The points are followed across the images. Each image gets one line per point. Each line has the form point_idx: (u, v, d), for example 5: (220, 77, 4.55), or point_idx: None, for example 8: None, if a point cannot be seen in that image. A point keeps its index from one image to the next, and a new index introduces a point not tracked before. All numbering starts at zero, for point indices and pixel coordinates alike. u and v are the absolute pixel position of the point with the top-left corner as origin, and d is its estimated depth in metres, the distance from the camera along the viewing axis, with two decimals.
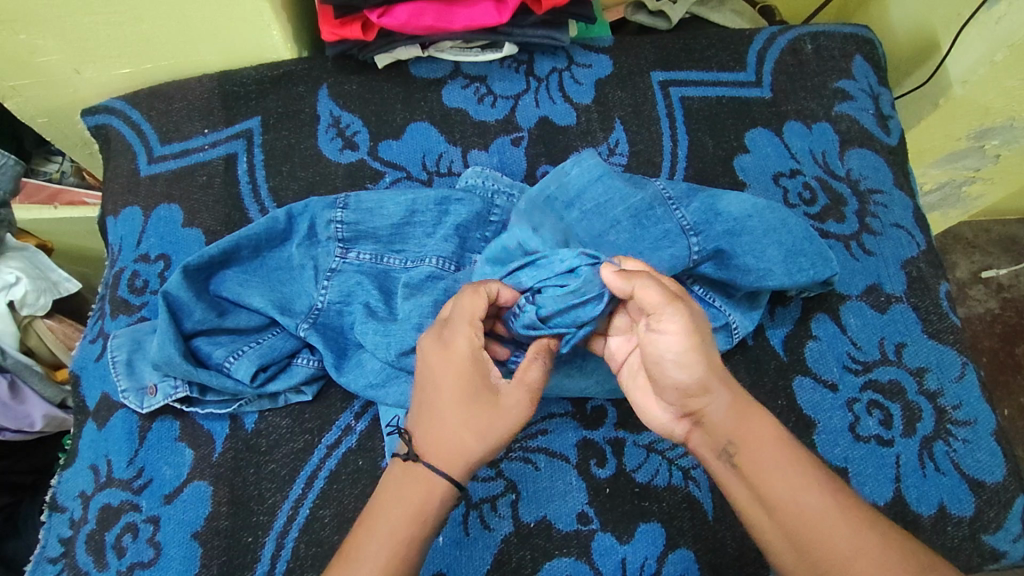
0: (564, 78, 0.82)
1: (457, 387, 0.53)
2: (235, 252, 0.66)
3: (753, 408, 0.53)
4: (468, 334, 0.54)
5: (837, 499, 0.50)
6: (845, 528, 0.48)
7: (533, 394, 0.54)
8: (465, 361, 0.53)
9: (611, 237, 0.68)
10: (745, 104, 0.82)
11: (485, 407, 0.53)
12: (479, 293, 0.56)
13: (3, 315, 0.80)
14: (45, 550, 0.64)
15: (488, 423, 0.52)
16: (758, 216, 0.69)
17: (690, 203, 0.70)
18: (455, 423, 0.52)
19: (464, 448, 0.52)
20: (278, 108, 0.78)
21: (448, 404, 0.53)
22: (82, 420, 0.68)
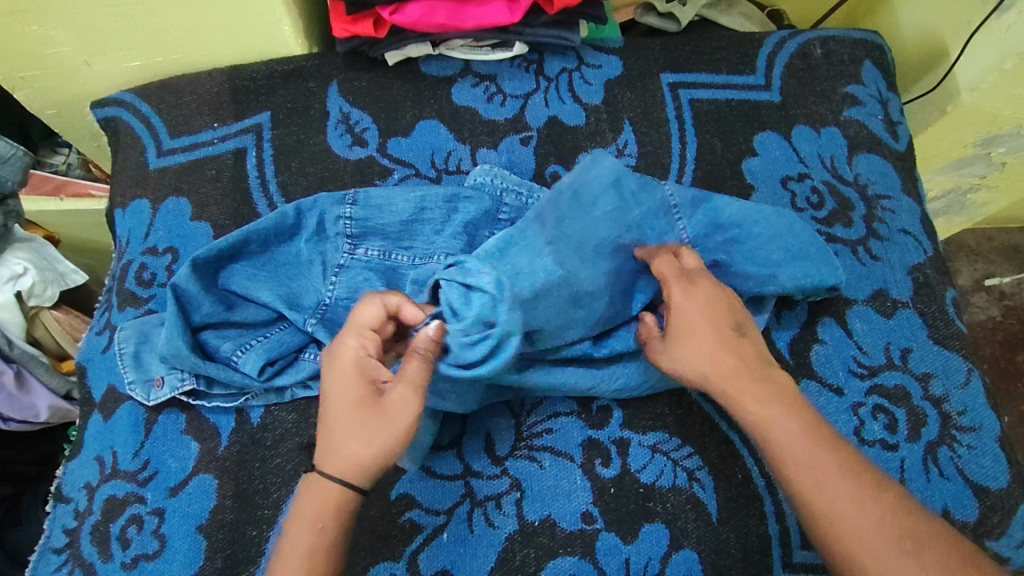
0: (574, 78, 0.82)
1: (344, 399, 0.54)
2: (244, 247, 0.66)
3: (750, 379, 0.55)
4: (355, 343, 0.56)
5: (825, 469, 0.51)
6: (830, 495, 0.50)
7: (417, 391, 0.54)
8: (352, 371, 0.55)
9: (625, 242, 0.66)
10: (754, 108, 0.83)
11: (369, 411, 0.53)
12: (378, 304, 0.57)
13: (9, 305, 0.80)
14: (49, 541, 0.64)
15: (373, 426, 0.53)
16: (764, 225, 0.70)
17: (694, 214, 0.70)
18: (344, 431, 0.53)
19: (356, 455, 0.53)
20: (288, 103, 0.78)
21: (337, 416, 0.54)
22: (88, 411, 0.68)
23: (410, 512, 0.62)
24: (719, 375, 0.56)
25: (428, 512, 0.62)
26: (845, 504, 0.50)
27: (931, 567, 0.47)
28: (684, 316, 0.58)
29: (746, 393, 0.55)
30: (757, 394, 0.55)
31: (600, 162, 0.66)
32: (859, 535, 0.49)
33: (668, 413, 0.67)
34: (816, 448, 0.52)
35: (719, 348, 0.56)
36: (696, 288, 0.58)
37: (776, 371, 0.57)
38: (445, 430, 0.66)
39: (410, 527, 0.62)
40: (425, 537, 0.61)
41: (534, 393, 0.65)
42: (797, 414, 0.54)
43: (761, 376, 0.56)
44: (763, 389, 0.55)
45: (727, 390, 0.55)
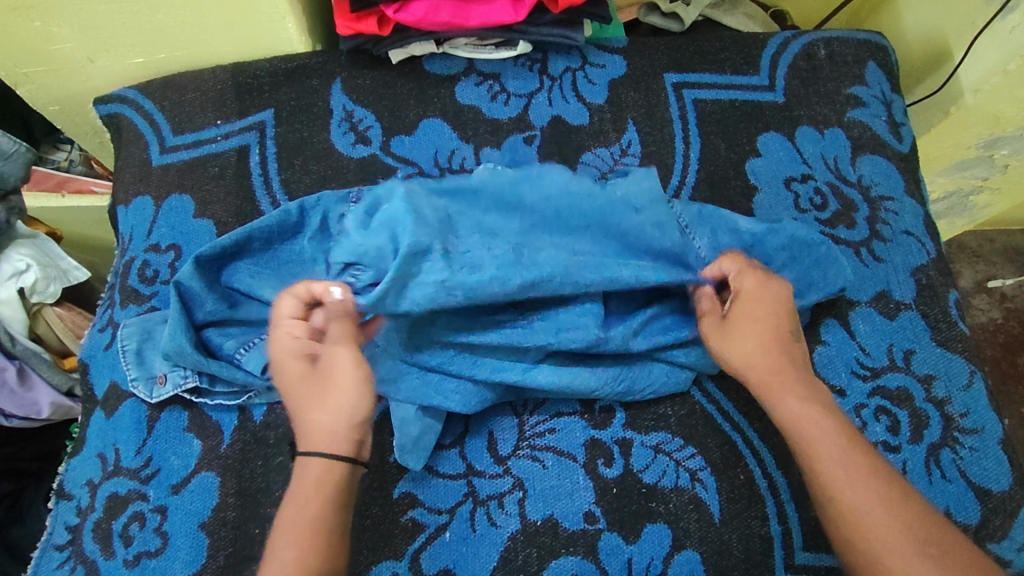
0: (578, 78, 0.82)
1: (292, 380, 0.57)
2: (247, 244, 0.66)
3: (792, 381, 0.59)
4: (281, 332, 0.59)
5: (855, 468, 0.54)
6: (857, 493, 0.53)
7: (352, 344, 0.59)
8: (284, 357, 0.58)
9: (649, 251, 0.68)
10: (758, 108, 0.82)
11: (317, 381, 0.57)
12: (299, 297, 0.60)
13: (11, 302, 0.80)
14: (51, 538, 0.64)
15: (324, 392, 0.56)
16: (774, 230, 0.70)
17: (702, 224, 0.71)
18: (305, 406, 0.56)
19: (325, 425, 0.55)
20: (291, 101, 0.78)
21: (294, 396, 0.57)
22: (90, 408, 0.68)
23: (412, 511, 0.62)
24: (762, 371, 0.60)
25: (430, 511, 0.62)
26: (872, 503, 0.52)
27: (952, 568, 0.49)
28: (750, 303, 0.63)
29: (789, 389, 0.59)
30: (800, 392, 0.58)
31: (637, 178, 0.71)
32: (882, 533, 0.51)
33: (670, 414, 0.67)
34: (850, 447, 0.55)
35: (766, 345, 0.61)
36: (767, 284, 0.64)
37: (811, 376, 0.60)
38: (448, 429, 0.66)
39: (413, 526, 0.62)
40: (428, 536, 0.61)
41: (536, 393, 0.65)
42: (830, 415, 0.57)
43: (804, 379, 0.60)
44: (801, 388, 0.59)
45: (769, 383, 0.59)
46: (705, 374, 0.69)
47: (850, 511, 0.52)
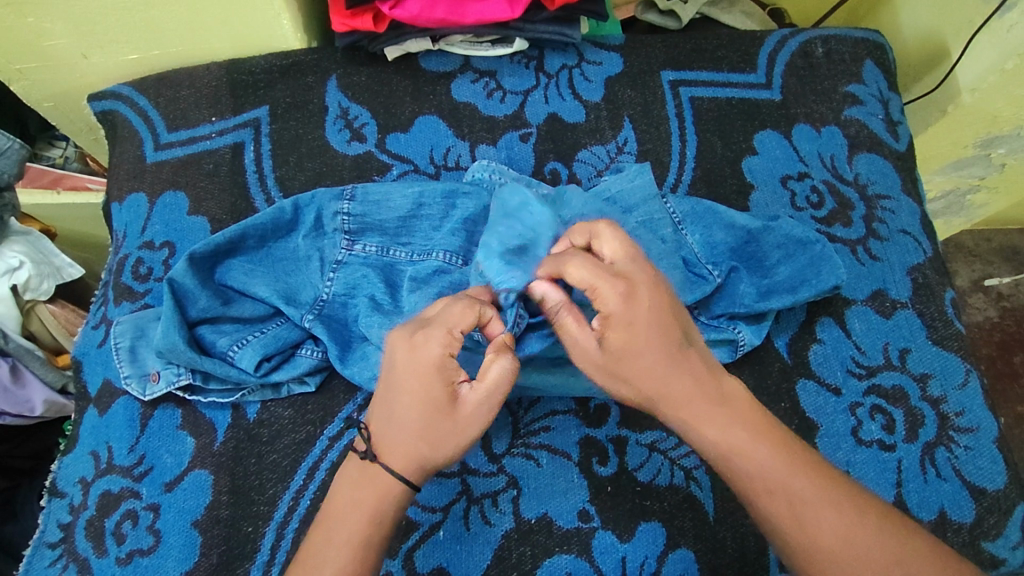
0: (574, 75, 0.82)
1: (419, 396, 0.50)
2: (241, 242, 0.66)
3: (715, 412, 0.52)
4: (438, 345, 0.51)
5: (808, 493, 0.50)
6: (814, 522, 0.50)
7: (494, 407, 0.51)
8: (432, 370, 0.50)
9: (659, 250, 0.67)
10: (755, 106, 0.82)
11: (443, 420, 0.50)
12: (470, 309, 0.52)
13: (4, 299, 0.79)
14: (44, 536, 0.63)
15: (446, 434, 0.50)
16: (767, 230, 0.71)
17: (696, 222, 0.71)
18: (414, 433, 0.51)
19: (413, 454, 0.51)
20: (286, 98, 0.78)
21: (407, 412, 0.51)
22: (83, 406, 0.68)
23: (406, 510, 0.62)
24: (673, 404, 0.52)
25: (424, 510, 0.62)
26: (827, 532, 0.49)
27: None
28: (631, 332, 0.52)
29: (710, 420, 0.52)
30: (720, 419, 0.52)
31: (633, 176, 0.71)
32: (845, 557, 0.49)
33: None
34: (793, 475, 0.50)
35: (659, 376, 0.52)
36: (637, 301, 0.52)
37: (733, 396, 0.53)
38: None
39: (406, 524, 0.61)
40: (422, 534, 0.61)
41: (531, 391, 0.65)
42: (768, 440, 0.52)
43: (721, 404, 0.52)
44: (725, 413, 0.52)
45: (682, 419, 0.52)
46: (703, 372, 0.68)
47: (807, 546, 0.49)
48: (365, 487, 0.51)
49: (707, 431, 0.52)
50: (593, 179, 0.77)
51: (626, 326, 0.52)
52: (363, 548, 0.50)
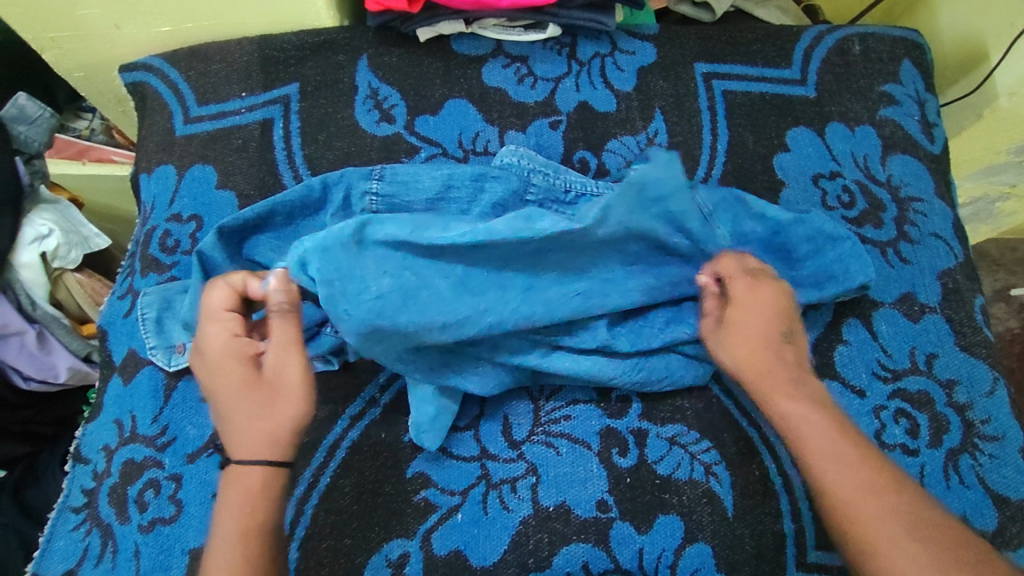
0: (606, 63, 0.80)
1: (231, 383, 0.55)
2: (270, 218, 0.66)
3: (781, 370, 0.57)
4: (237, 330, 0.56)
5: (853, 455, 0.53)
6: (852, 487, 0.52)
7: (294, 347, 0.55)
8: (223, 356, 0.56)
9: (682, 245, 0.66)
10: (789, 102, 0.81)
11: (260, 388, 0.54)
12: (226, 287, 0.58)
13: (32, 265, 0.75)
14: (67, 500, 0.64)
15: (268, 396, 0.54)
16: (799, 226, 0.70)
17: (725, 215, 0.71)
18: (243, 413, 0.54)
19: (260, 431, 0.54)
20: (317, 76, 0.77)
21: (229, 404, 0.54)
22: (108, 374, 0.68)
23: (425, 491, 0.62)
24: (752, 359, 0.58)
25: (442, 492, 0.62)
26: (867, 495, 0.51)
27: (941, 555, 0.49)
28: (738, 312, 0.60)
29: (774, 372, 0.57)
30: (786, 378, 0.57)
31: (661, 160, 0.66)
32: (871, 522, 0.50)
33: (687, 407, 0.67)
34: (841, 437, 0.54)
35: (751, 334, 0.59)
36: (760, 288, 0.61)
37: (811, 376, 0.58)
38: (463, 412, 0.65)
39: (424, 506, 0.62)
40: (440, 516, 0.61)
41: (553, 379, 0.65)
42: (824, 412, 0.55)
43: (797, 375, 0.58)
44: (789, 373, 0.57)
45: (757, 376, 0.58)
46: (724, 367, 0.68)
47: (844, 507, 0.51)
48: (236, 490, 0.53)
49: (770, 384, 0.57)
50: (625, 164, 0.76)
51: (741, 306, 0.60)
52: (248, 537, 0.51)
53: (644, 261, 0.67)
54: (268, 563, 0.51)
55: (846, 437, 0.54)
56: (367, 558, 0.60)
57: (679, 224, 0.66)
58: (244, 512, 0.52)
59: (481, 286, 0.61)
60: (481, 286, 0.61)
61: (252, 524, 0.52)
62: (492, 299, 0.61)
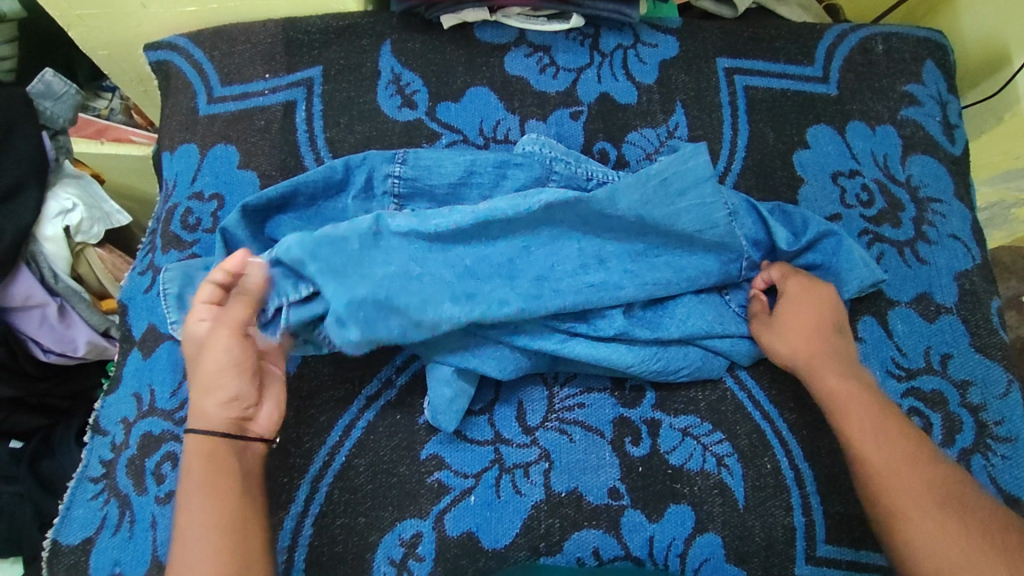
0: (629, 55, 0.80)
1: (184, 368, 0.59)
2: (292, 197, 0.66)
3: (831, 361, 0.63)
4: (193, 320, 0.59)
5: (891, 434, 0.58)
6: (889, 460, 0.56)
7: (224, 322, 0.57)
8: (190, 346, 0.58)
9: (704, 237, 0.66)
10: (810, 100, 0.81)
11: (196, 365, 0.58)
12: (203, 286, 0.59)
13: (56, 239, 0.76)
14: (86, 471, 0.65)
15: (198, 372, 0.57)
16: (819, 235, 0.70)
17: (748, 213, 0.70)
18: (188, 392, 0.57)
19: (203, 408, 0.56)
20: (340, 60, 0.77)
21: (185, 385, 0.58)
22: (126, 348, 0.69)
23: (439, 473, 0.63)
24: (806, 351, 0.63)
25: (456, 474, 0.63)
26: (904, 469, 0.56)
27: (971, 522, 0.52)
28: (791, 308, 0.65)
29: (825, 360, 0.63)
30: (838, 367, 0.62)
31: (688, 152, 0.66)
32: (905, 490, 0.55)
33: (700, 398, 0.67)
34: (884, 418, 0.59)
35: (806, 326, 0.64)
36: (814, 288, 0.66)
37: (859, 366, 0.64)
38: (478, 396, 0.66)
39: (438, 487, 0.62)
40: (453, 498, 0.62)
41: (568, 366, 0.66)
42: (870, 395, 0.60)
43: (845, 362, 0.63)
44: (838, 363, 0.63)
45: (812, 364, 0.62)
46: (740, 361, 0.68)
47: (883, 479, 0.56)
48: (195, 463, 0.55)
49: (821, 370, 0.62)
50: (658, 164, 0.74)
51: (798, 302, 0.66)
52: (206, 504, 0.53)
53: (666, 253, 0.67)
54: (232, 526, 0.53)
55: (888, 416, 0.59)
56: (380, 537, 0.60)
57: (706, 216, 0.66)
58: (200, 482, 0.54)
59: (487, 274, 0.63)
60: (489, 271, 0.63)
61: (208, 489, 0.54)
62: (493, 286, 0.62)
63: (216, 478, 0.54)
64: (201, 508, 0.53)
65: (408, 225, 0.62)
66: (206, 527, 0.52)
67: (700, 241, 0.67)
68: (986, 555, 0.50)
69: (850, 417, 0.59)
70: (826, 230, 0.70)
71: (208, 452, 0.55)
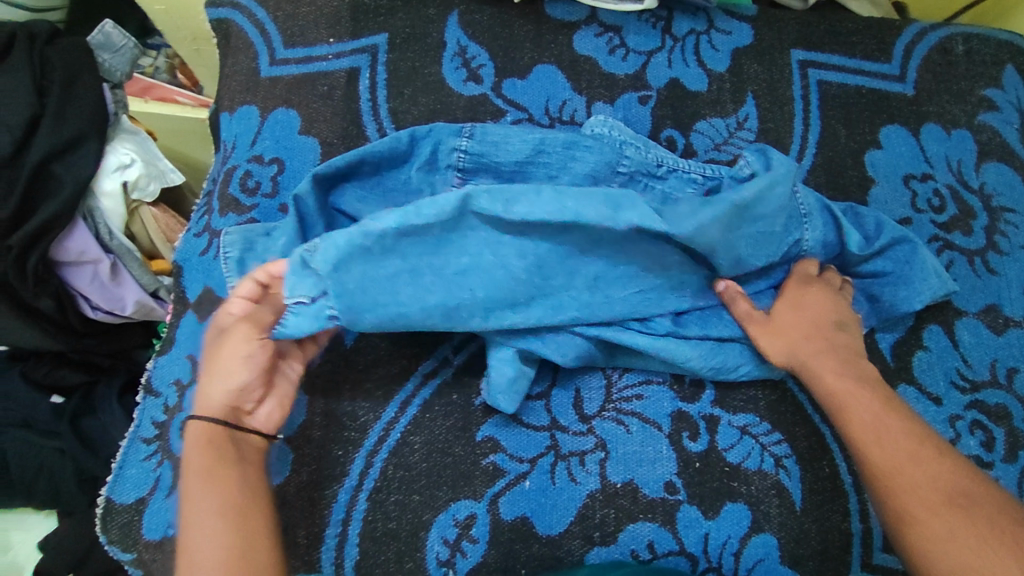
0: (701, 42, 0.78)
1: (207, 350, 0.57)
2: (357, 167, 0.64)
3: (841, 363, 0.61)
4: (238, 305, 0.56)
5: (894, 432, 0.56)
6: (891, 455, 0.55)
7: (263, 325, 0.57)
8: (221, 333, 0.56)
9: (774, 236, 0.63)
10: (885, 98, 0.78)
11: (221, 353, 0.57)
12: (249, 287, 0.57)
13: (113, 194, 0.75)
14: (138, 431, 0.65)
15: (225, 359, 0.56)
16: (893, 241, 0.68)
17: (819, 213, 0.67)
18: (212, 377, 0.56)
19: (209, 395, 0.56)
20: (406, 28, 0.75)
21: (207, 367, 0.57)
22: (180, 310, 0.68)
23: (495, 456, 0.62)
24: (807, 350, 0.62)
25: (511, 458, 0.62)
26: (909, 468, 0.54)
27: (979, 517, 0.50)
28: (789, 313, 0.64)
29: (827, 356, 0.62)
30: (839, 366, 0.61)
31: (779, 179, 0.62)
32: (909, 488, 0.53)
33: (760, 397, 0.66)
34: (884, 414, 0.57)
35: (814, 323, 0.63)
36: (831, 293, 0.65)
37: (863, 363, 0.62)
38: (536, 379, 0.65)
39: (493, 470, 0.61)
40: (507, 482, 0.61)
41: (626, 356, 0.64)
42: (870, 392, 0.59)
43: (846, 357, 0.62)
44: (837, 359, 0.61)
45: (813, 363, 0.61)
46: None
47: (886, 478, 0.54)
48: (209, 451, 0.54)
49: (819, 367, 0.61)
50: (740, 169, 0.67)
51: (795, 308, 0.64)
52: (223, 493, 0.52)
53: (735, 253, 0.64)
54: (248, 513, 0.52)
55: (888, 413, 0.57)
56: (434, 516, 0.60)
57: (779, 220, 0.63)
58: (214, 469, 0.53)
59: (556, 269, 0.59)
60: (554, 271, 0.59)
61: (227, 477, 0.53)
62: (558, 286, 0.60)
63: (220, 462, 0.54)
64: (203, 492, 0.52)
65: (492, 211, 0.56)
66: (216, 513, 0.51)
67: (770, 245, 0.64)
68: (995, 550, 0.48)
69: (849, 416, 0.58)
70: (900, 236, 0.68)
71: (213, 441, 0.54)
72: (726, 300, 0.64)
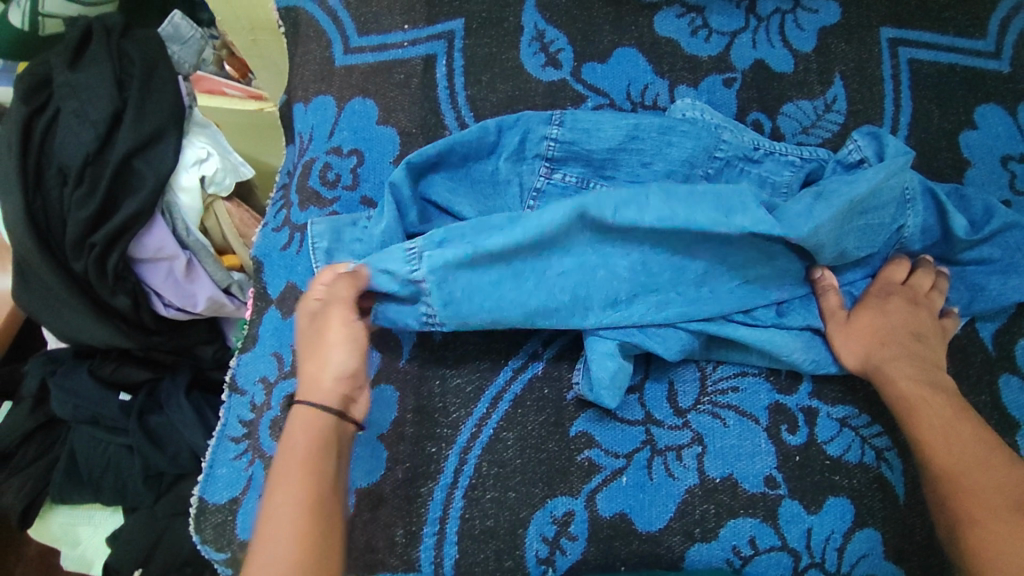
0: (787, 20, 0.75)
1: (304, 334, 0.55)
2: (447, 156, 0.63)
3: (933, 367, 0.59)
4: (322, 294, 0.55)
5: (965, 433, 0.54)
6: (959, 456, 0.53)
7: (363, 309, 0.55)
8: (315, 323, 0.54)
9: (882, 223, 0.62)
10: (980, 76, 0.75)
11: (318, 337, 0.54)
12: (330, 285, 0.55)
13: (191, 189, 0.75)
14: (227, 430, 0.65)
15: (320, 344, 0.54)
16: (1004, 226, 0.65)
17: (923, 199, 0.65)
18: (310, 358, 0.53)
19: (318, 380, 0.53)
20: (482, 13, 0.72)
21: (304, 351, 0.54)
22: (262, 307, 0.68)
23: (590, 452, 0.61)
24: (893, 351, 0.59)
25: (607, 454, 0.61)
26: (979, 471, 0.52)
27: None
28: (881, 308, 0.62)
29: (914, 356, 0.59)
30: (920, 364, 0.59)
31: (894, 170, 0.60)
32: (973, 490, 0.51)
33: (859, 388, 0.64)
34: (959, 419, 0.55)
35: (914, 317, 0.61)
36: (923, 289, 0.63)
37: (942, 374, 0.59)
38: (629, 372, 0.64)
39: (588, 466, 0.60)
40: (604, 478, 0.60)
41: (721, 347, 0.63)
42: (945, 398, 0.56)
43: (919, 364, 0.59)
44: (914, 362, 0.59)
45: (885, 368, 0.59)
46: None
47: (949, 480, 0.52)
48: (300, 436, 0.51)
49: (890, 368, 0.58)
50: (848, 153, 0.65)
51: (876, 312, 0.62)
52: (305, 488, 0.48)
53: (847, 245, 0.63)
54: (327, 512, 0.48)
55: (962, 418, 0.55)
56: (532, 513, 0.59)
57: (886, 207, 0.61)
58: (303, 458, 0.50)
59: (663, 264, 0.60)
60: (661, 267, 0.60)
61: (309, 468, 0.49)
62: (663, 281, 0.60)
63: (318, 455, 0.50)
64: (286, 483, 0.48)
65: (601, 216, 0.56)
66: (297, 507, 0.47)
67: (879, 232, 0.62)
68: None
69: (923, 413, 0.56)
70: (1010, 222, 0.65)
71: (312, 426, 0.51)
72: (818, 290, 0.64)
